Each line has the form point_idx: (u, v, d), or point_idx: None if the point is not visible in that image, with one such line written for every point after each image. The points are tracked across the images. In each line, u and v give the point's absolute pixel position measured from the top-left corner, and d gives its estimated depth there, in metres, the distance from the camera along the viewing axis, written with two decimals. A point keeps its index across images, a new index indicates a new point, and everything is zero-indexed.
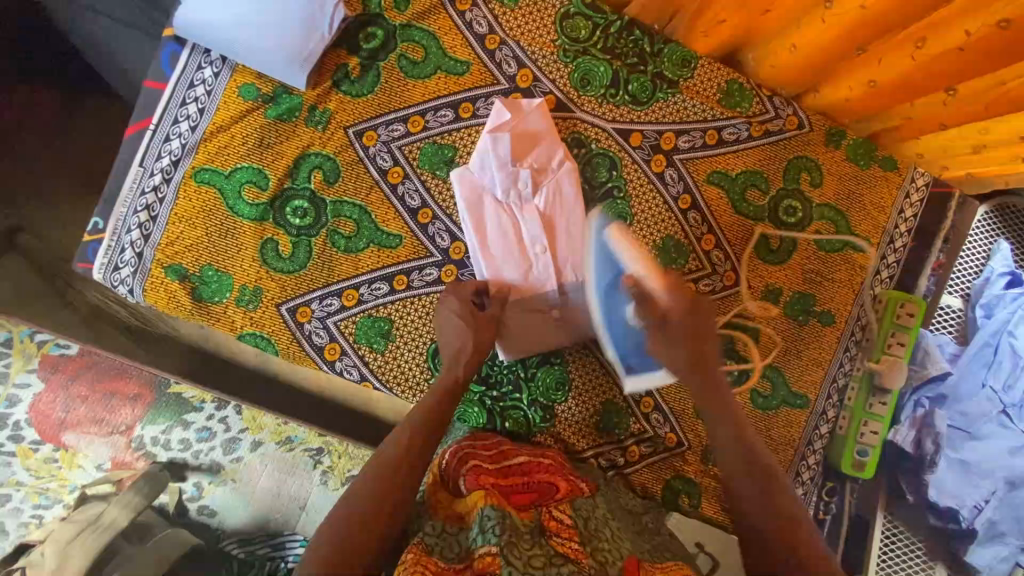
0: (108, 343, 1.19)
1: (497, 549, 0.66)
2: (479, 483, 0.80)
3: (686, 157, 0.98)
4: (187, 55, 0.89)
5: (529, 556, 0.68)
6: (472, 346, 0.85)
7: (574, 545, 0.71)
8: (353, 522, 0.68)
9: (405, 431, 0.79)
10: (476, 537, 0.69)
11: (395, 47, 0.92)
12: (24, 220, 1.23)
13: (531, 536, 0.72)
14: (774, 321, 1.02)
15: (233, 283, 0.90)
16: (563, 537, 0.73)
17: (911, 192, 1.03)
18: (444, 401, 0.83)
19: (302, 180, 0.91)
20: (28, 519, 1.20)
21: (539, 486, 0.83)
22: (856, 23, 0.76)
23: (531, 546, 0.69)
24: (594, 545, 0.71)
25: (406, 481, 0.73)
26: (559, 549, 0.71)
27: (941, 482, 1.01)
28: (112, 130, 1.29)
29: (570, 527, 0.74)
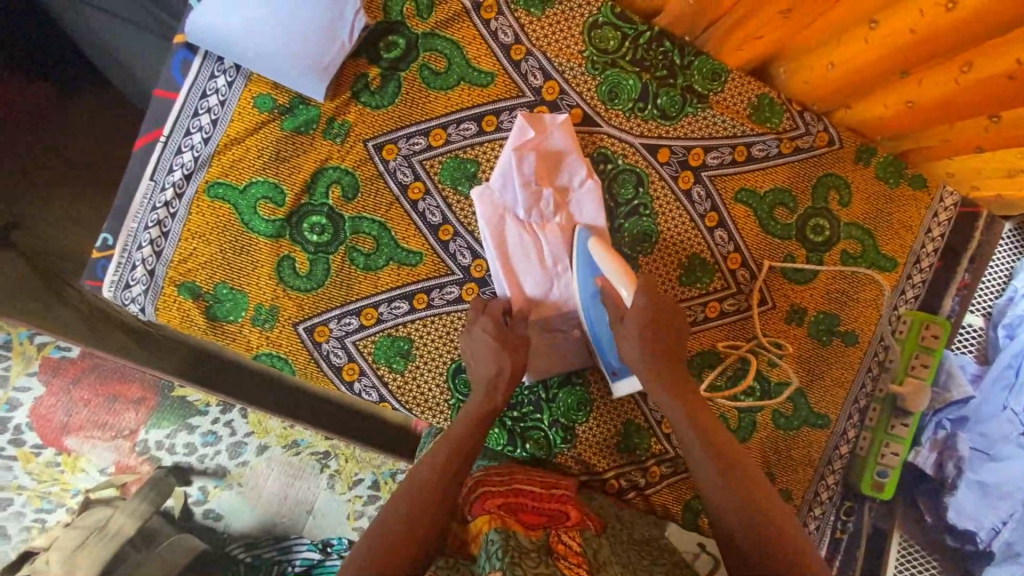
0: (107, 344, 1.16)
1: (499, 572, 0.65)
2: (486, 508, 0.79)
3: (714, 174, 0.96)
4: (199, 62, 0.85)
5: (535, 573, 0.66)
6: (508, 373, 0.83)
7: (581, 570, 0.70)
8: (388, 541, 0.69)
9: (439, 453, 0.80)
10: (483, 564, 0.69)
11: (417, 57, 0.88)
12: (22, 220, 1.20)
13: (539, 553, 0.70)
14: (798, 341, 1.00)
15: (249, 301, 0.87)
16: (572, 561, 0.71)
17: (939, 212, 1.01)
18: (478, 424, 0.82)
19: (320, 196, 0.87)
20: (30, 523, 1.15)
21: (549, 512, 0.82)
22: (899, 47, 0.73)
23: (538, 563, 0.67)
24: (601, 574, 0.71)
25: (441, 502, 0.74)
26: (566, 572, 0.68)
27: (960, 503, 1.01)
28: (119, 132, 1.26)
29: (578, 554, 0.73)
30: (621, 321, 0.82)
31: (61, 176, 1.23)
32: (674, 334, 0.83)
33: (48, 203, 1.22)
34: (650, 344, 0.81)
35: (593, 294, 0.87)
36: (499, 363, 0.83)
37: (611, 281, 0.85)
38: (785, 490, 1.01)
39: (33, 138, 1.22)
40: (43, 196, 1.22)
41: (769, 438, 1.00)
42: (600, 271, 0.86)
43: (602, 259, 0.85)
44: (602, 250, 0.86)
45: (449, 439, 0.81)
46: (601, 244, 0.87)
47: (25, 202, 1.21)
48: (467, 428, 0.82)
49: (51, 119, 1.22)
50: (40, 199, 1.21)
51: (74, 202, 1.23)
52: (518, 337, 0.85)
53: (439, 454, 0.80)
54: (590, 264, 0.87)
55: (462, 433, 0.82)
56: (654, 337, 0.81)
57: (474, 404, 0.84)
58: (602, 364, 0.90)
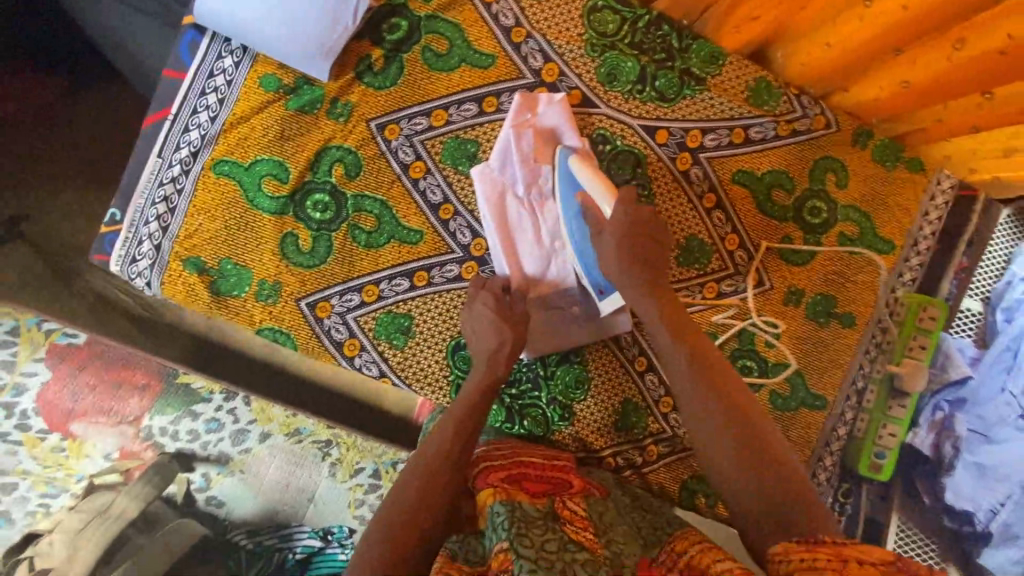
0: (117, 332, 1.23)
1: (508, 543, 0.67)
2: (490, 480, 0.80)
3: (711, 156, 0.97)
4: (207, 43, 0.86)
5: (542, 541, 0.67)
6: (509, 346, 0.84)
7: (587, 534, 0.72)
8: (394, 530, 0.73)
9: (441, 434, 0.81)
10: (491, 535, 0.71)
11: (420, 38, 0.90)
12: (35, 213, 1.25)
13: (544, 521, 0.72)
14: (795, 322, 1.01)
15: (252, 277, 0.89)
16: (577, 526, 0.73)
17: (936, 195, 1.02)
18: (476, 408, 0.83)
19: (323, 173, 0.89)
20: (34, 508, 1.17)
21: (553, 480, 0.84)
22: (892, 25, 0.74)
23: (544, 531, 0.69)
24: (607, 537, 0.73)
25: (444, 488, 0.77)
26: (573, 536, 0.70)
27: (958, 484, 1.02)
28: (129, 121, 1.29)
29: (584, 518, 0.75)
30: (599, 235, 0.83)
31: (60, 168, 1.27)
32: (653, 242, 0.83)
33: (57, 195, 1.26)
34: (627, 256, 0.81)
35: (576, 210, 0.87)
36: (499, 337, 0.84)
37: (591, 195, 0.85)
38: None
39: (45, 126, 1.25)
40: (46, 185, 1.27)
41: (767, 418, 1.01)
42: (580, 186, 0.86)
43: (584, 175, 0.86)
44: (582, 166, 0.86)
45: (450, 420, 0.82)
46: (581, 161, 0.87)
47: (30, 192, 1.26)
48: (467, 408, 0.83)
49: (61, 113, 1.26)
50: (43, 190, 1.26)
51: (71, 192, 1.27)
52: (519, 313, 0.87)
53: (441, 437, 0.81)
54: (572, 181, 0.87)
55: (463, 414, 0.82)
56: (632, 249, 0.81)
57: (476, 379, 0.85)
58: (588, 284, 0.89)
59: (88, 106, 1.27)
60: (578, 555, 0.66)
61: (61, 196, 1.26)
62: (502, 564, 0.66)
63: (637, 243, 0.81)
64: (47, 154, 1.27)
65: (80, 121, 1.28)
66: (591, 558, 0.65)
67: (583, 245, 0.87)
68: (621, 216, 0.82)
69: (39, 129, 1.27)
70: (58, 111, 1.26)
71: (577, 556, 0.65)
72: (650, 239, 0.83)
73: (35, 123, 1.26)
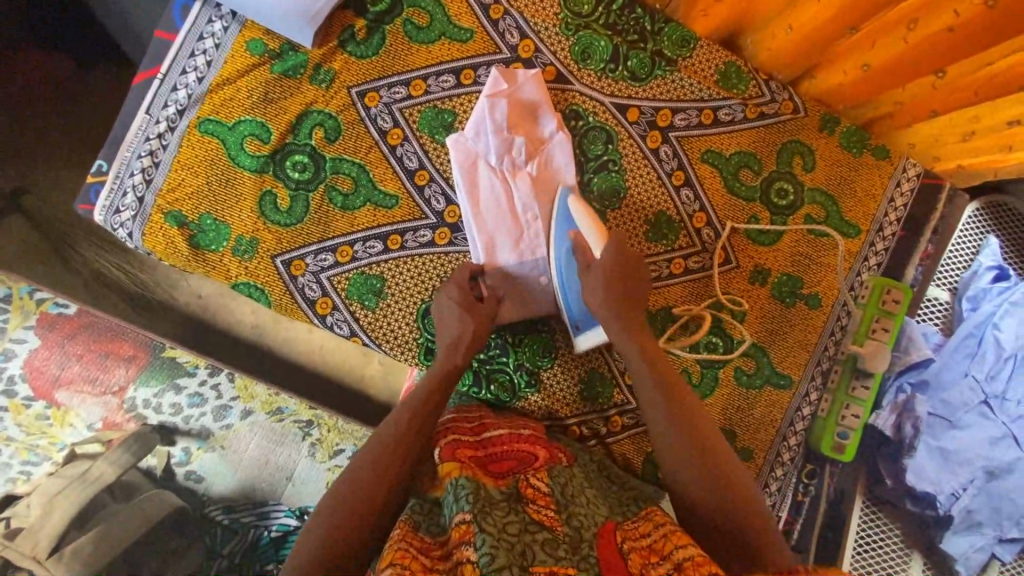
0: (106, 307, 1.29)
1: (470, 516, 0.67)
2: (455, 454, 0.80)
3: (681, 135, 1.00)
4: (199, 8, 0.91)
5: (503, 523, 0.67)
6: (469, 335, 0.87)
7: (549, 512, 0.72)
8: (349, 502, 0.75)
9: (403, 410, 0.82)
10: (452, 505, 0.72)
11: (401, 12, 0.94)
12: (32, 185, 1.31)
13: (507, 502, 0.72)
14: (759, 301, 1.03)
15: (230, 232, 0.92)
16: (539, 504, 0.73)
17: (902, 182, 1.04)
18: (440, 387, 0.85)
19: (304, 136, 0.93)
20: (15, 475, 1.18)
21: (519, 455, 0.84)
22: (847, 6, 0.78)
23: (507, 513, 0.69)
24: (569, 511, 0.74)
25: (406, 462, 0.79)
26: (534, 517, 0.71)
27: (920, 467, 1.02)
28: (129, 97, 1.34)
29: (546, 495, 0.75)
30: (588, 271, 0.88)
31: (65, 140, 1.32)
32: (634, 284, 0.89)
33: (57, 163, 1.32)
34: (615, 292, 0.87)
35: (568, 251, 0.91)
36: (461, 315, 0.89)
37: (583, 233, 0.90)
38: (745, 449, 1.03)
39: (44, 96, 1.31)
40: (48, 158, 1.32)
41: (731, 395, 1.03)
42: (574, 225, 0.91)
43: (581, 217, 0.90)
44: (577, 207, 0.91)
45: (417, 396, 0.84)
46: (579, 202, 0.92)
47: (42, 161, 1.31)
48: (427, 392, 0.85)
49: (68, 89, 1.31)
50: (60, 162, 1.32)
51: (73, 161, 1.32)
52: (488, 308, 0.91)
53: (405, 410, 0.83)
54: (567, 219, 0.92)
55: (429, 390, 0.85)
56: (621, 277, 0.87)
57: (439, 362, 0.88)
58: (567, 319, 0.95)
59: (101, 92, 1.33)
60: (538, 535, 0.67)
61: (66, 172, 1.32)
62: (464, 537, 0.66)
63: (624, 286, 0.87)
64: (63, 134, 1.32)
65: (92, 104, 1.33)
66: (551, 537, 0.67)
67: (569, 277, 0.92)
68: (612, 251, 0.88)
69: (54, 106, 1.32)
70: (65, 82, 1.31)
71: (537, 535, 0.67)
72: (634, 280, 0.89)
73: (51, 98, 1.31)
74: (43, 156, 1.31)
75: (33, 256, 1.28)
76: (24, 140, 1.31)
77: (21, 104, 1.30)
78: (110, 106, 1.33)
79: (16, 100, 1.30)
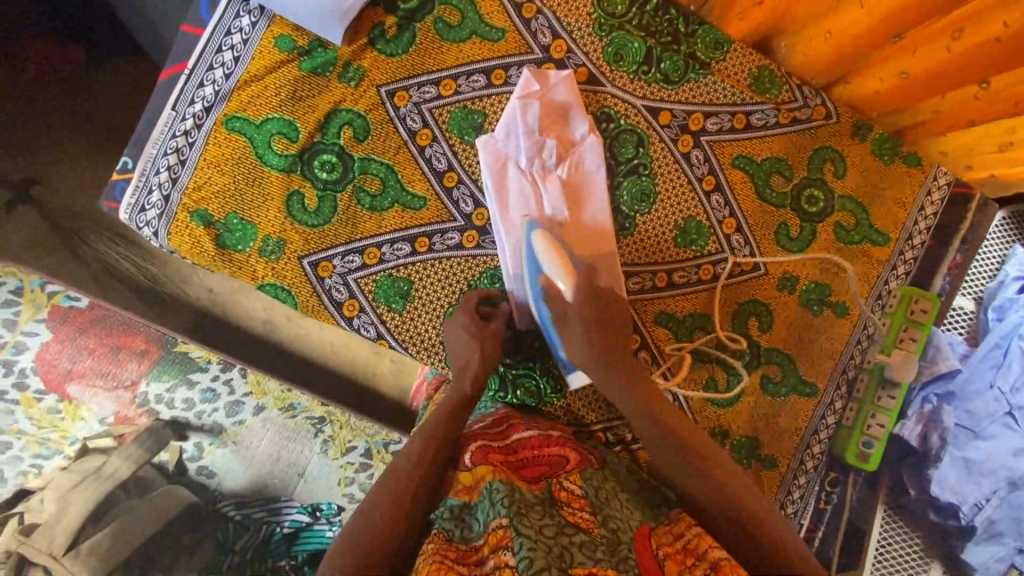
0: (115, 298, 1.28)
1: (507, 521, 0.65)
2: (486, 458, 0.79)
3: (713, 139, 0.99)
4: (227, 3, 0.89)
5: (540, 525, 0.66)
6: (476, 361, 0.86)
7: (584, 514, 0.71)
8: (374, 522, 0.72)
9: (417, 436, 0.81)
10: (487, 510, 0.69)
11: (432, 10, 0.92)
12: (40, 175, 1.28)
13: (542, 506, 0.71)
14: (786, 309, 1.02)
15: (257, 232, 0.90)
16: (574, 507, 0.73)
17: (932, 190, 1.03)
18: (459, 409, 0.83)
19: (332, 135, 0.91)
20: (27, 468, 1.17)
21: (550, 458, 0.83)
22: (893, 13, 0.77)
23: (543, 516, 0.68)
24: (604, 514, 0.72)
25: (428, 481, 0.77)
26: (569, 519, 0.70)
27: (944, 477, 1.03)
28: (139, 92, 1.32)
29: (581, 498, 0.74)
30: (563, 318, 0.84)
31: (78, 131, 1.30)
32: (613, 320, 0.84)
33: (65, 157, 1.29)
34: (591, 336, 0.83)
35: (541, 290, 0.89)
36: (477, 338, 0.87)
37: (551, 276, 0.87)
38: (769, 457, 1.03)
39: (55, 88, 1.29)
40: (59, 150, 1.29)
41: (756, 402, 1.02)
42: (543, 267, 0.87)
43: (548, 258, 0.87)
44: (545, 243, 0.87)
45: (435, 418, 0.82)
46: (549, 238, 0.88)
47: (44, 154, 1.28)
48: (446, 412, 0.83)
49: (80, 82, 1.30)
50: (59, 155, 1.29)
51: (72, 155, 1.29)
52: (497, 329, 0.90)
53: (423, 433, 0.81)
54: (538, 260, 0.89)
55: (449, 412, 0.83)
56: (591, 321, 0.83)
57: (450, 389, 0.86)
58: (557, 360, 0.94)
59: (100, 91, 1.30)
60: (575, 537, 0.67)
61: (73, 163, 1.29)
62: (501, 541, 0.64)
63: (601, 329, 0.83)
64: (63, 132, 1.29)
65: (93, 102, 1.30)
66: (588, 539, 0.67)
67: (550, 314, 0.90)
68: (579, 295, 0.84)
69: (54, 102, 1.29)
70: (77, 74, 1.29)
71: (573, 538, 0.67)
72: (608, 321, 0.84)
73: (55, 92, 1.29)
74: (42, 149, 1.28)
75: (41, 247, 1.27)
76: (21, 138, 1.28)
77: (18, 101, 1.27)
78: (110, 103, 1.31)
79: (14, 93, 1.27)
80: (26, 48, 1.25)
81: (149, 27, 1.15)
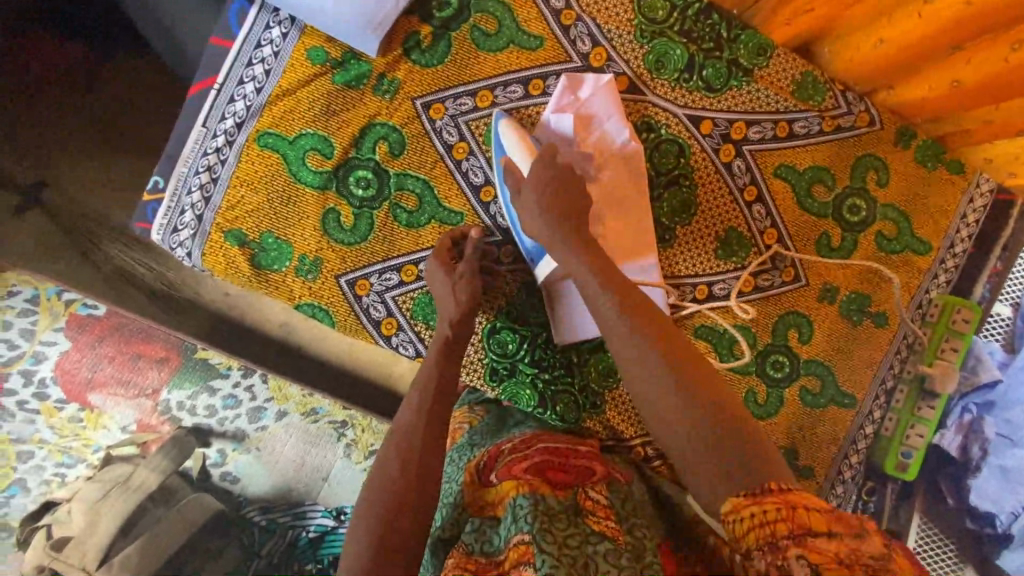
0: (130, 304, 1.22)
1: (529, 538, 0.64)
2: (511, 471, 0.74)
3: (755, 148, 0.97)
4: (256, 13, 0.86)
5: (564, 535, 0.64)
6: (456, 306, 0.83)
7: (610, 522, 0.69)
8: (385, 495, 0.71)
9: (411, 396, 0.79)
10: (510, 525, 0.67)
11: (469, 17, 0.89)
12: (49, 176, 1.23)
13: (566, 514, 0.68)
14: (827, 320, 1.01)
15: (293, 251, 0.89)
16: (600, 515, 0.70)
17: (975, 198, 1.00)
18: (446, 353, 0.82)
19: (368, 150, 0.89)
20: (50, 476, 1.16)
21: (576, 467, 0.77)
22: (952, 21, 0.74)
23: (567, 524, 0.66)
24: (630, 522, 0.70)
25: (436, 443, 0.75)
26: (597, 527, 0.68)
27: (982, 487, 1.03)
28: (138, 92, 1.25)
29: (606, 507, 0.71)
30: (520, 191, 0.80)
31: (79, 129, 1.25)
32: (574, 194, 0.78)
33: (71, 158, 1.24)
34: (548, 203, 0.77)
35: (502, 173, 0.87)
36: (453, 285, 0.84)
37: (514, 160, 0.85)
38: (807, 467, 1.03)
39: (62, 91, 1.24)
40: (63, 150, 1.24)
41: (795, 415, 1.01)
42: (505, 150, 0.86)
43: (509, 139, 0.85)
44: (510, 133, 0.86)
45: (423, 375, 0.81)
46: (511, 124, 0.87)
47: (43, 155, 1.23)
48: (435, 367, 0.81)
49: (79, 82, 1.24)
50: (60, 155, 1.24)
51: (72, 156, 1.24)
52: (469, 269, 0.85)
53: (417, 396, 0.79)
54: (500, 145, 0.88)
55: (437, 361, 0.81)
56: (552, 198, 0.77)
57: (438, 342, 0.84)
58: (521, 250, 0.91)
59: (101, 89, 1.25)
60: (600, 545, 0.65)
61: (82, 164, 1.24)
62: (523, 557, 0.64)
63: (558, 194, 0.77)
64: (67, 131, 1.25)
65: (94, 100, 1.25)
66: (614, 547, 0.65)
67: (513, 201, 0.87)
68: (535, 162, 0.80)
69: (55, 101, 1.24)
70: (80, 75, 1.24)
71: (599, 548, 0.64)
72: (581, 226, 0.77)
73: (56, 92, 1.24)
74: (43, 148, 1.23)
75: (53, 253, 1.21)
76: (22, 140, 1.23)
77: (16, 100, 1.22)
78: (110, 103, 1.26)
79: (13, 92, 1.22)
80: (25, 48, 1.20)
81: (149, 21, 1.04)
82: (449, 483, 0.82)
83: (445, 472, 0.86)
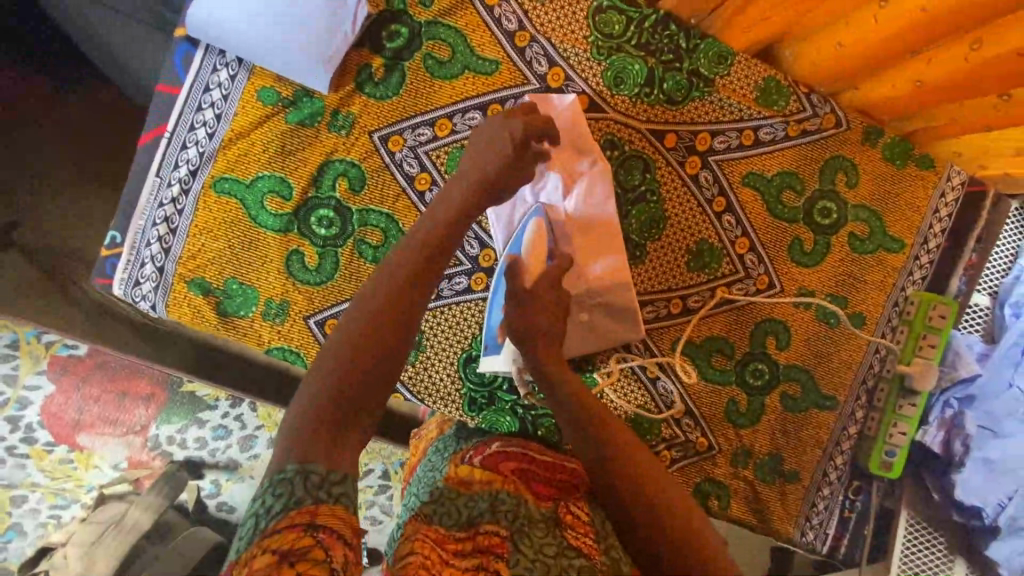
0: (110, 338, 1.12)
1: (506, 530, 0.64)
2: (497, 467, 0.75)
3: (721, 158, 0.96)
4: (202, 56, 0.86)
5: (541, 543, 0.63)
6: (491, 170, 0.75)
7: (588, 540, 0.65)
8: (358, 338, 0.64)
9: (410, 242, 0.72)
10: (483, 511, 0.68)
11: (420, 46, 0.87)
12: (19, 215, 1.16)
13: (546, 520, 0.66)
14: (804, 324, 1.00)
15: (258, 296, 0.88)
16: (579, 531, 0.65)
17: (946, 191, 0.99)
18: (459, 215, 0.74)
19: (327, 188, 0.88)
20: (45, 519, 1.19)
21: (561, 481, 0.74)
22: (904, 27, 0.72)
23: (544, 532, 0.64)
24: (608, 543, 0.66)
25: (400, 346, 0.66)
26: (573, 541, 0.64)
27: (968, 482, 1.00)
28: (120, 111, 1.21)
29: (587, 523, 0.67)
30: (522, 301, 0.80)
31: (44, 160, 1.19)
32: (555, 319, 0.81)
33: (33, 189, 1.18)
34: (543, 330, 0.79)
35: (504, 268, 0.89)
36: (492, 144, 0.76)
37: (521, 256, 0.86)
38: (793, 471, 1.03)
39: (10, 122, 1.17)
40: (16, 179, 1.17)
41: (778, 420, 1.01)
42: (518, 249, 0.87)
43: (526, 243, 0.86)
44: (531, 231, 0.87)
45: (384, 273, 0.69)
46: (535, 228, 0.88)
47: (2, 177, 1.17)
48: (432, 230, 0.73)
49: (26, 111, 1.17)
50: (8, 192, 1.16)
51: (43, 183, 1.18)
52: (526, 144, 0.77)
53: (379, 289, 0.68)
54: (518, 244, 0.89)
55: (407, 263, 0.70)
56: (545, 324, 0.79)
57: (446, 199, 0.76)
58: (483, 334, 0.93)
59: (63, 112, 1.19)
60: (574, 561, 0.61)
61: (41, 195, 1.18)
62: (493, 545, 0.64)
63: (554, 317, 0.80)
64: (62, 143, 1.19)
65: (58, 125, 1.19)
66: (589, 565, 0.61)
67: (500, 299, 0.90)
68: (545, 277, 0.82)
69: (16, 123, 1.17)
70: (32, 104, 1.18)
71: (574, 563, 0.61)
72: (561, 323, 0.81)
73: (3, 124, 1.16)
74: (44, 159, 1.18)
75: (26, 290, 1.12)
76: None
77: None
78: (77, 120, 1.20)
79: None
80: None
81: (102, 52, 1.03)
82: (431, 470, 0.81)
83: (429, 459, 0.87)
